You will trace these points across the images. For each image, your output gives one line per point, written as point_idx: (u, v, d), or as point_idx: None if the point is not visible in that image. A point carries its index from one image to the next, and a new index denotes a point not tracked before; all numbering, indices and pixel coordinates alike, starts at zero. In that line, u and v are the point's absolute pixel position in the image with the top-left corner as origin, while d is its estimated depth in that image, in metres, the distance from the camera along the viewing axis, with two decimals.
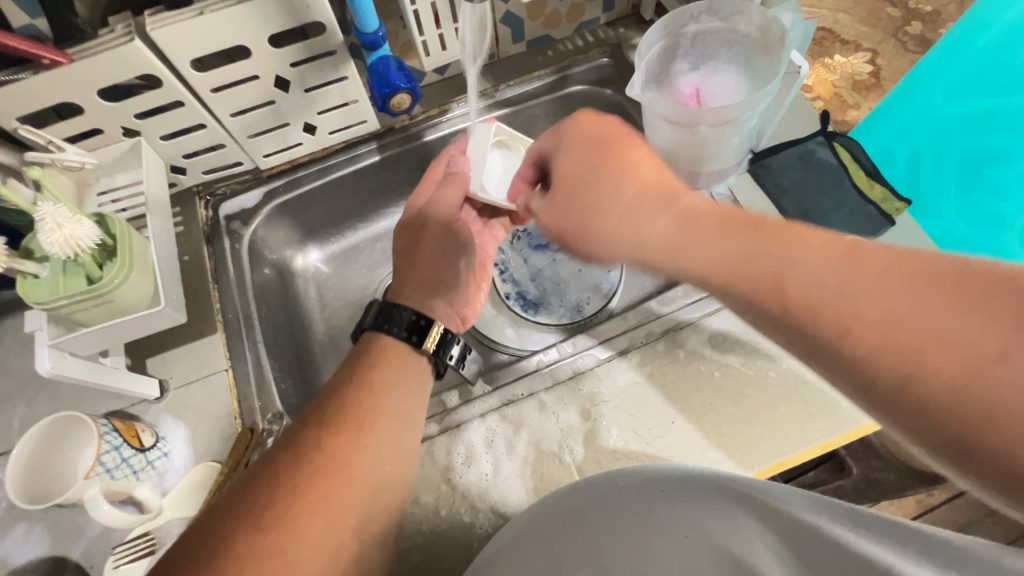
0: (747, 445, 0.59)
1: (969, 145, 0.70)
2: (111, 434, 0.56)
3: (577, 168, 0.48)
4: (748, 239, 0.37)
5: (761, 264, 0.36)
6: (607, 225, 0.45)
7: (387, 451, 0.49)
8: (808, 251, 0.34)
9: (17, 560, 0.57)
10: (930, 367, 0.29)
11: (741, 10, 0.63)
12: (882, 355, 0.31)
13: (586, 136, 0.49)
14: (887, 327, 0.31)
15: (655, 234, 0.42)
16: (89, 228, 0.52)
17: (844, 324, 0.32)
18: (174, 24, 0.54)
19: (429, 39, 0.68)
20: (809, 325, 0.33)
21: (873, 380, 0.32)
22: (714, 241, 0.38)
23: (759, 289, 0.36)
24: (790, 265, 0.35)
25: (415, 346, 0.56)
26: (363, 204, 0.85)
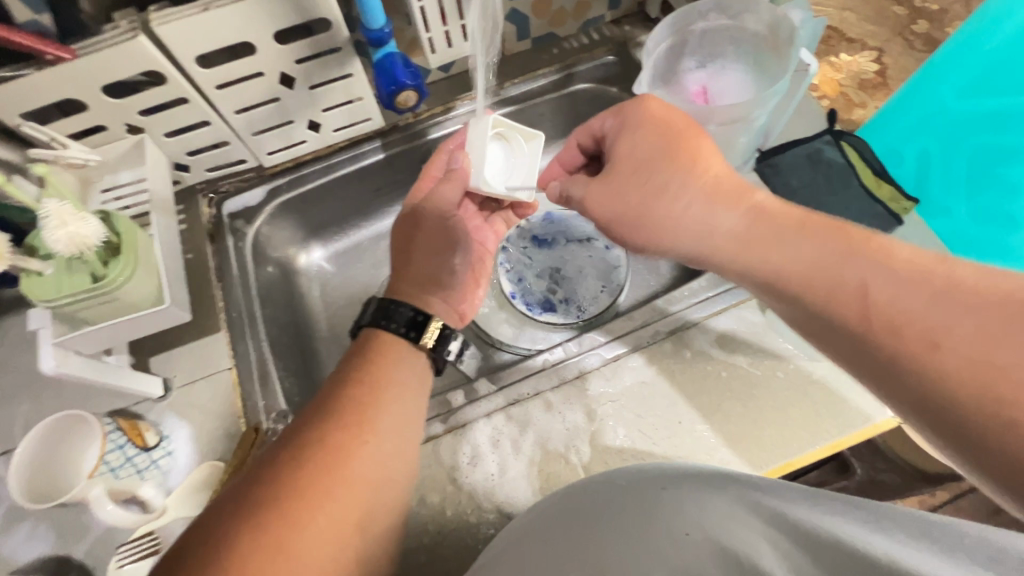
0: (754, 446, 0.59)
1: (978, 146, 0.69)
2: (116, 433, 0.58)
3: (641, 167, 0.50)
4: (821, 239, 0.40)
5: (840, 273, 0.38)
6: (680, 224, 0.47)
7: (391, 447, 0.48)
8: (886, 268, 0.37)
9: (20, 559, 0.57)
10: (1017, 388, 0.29)
11: (750, 8, 0.63)
12: (963, 362, 0.31)
13: (654, 137, 0.50)
14: (972, 344, 0.32)
15: (726, 234, 0.45)
16: (94, 225, 0.52)
17: (927, 332, 0.33)
18: (179, 20, 0.53)
19: (435, 36, 0.67)
20: (887, 337, 0.35)
21: (954, 389, 0.32)
22: (789, 245, 0.42)
23: (831, 291, 0.38)
24: (862, 264, 0.37)
25: (413, 342, 0.56)
26: (367, 203, 0.85)
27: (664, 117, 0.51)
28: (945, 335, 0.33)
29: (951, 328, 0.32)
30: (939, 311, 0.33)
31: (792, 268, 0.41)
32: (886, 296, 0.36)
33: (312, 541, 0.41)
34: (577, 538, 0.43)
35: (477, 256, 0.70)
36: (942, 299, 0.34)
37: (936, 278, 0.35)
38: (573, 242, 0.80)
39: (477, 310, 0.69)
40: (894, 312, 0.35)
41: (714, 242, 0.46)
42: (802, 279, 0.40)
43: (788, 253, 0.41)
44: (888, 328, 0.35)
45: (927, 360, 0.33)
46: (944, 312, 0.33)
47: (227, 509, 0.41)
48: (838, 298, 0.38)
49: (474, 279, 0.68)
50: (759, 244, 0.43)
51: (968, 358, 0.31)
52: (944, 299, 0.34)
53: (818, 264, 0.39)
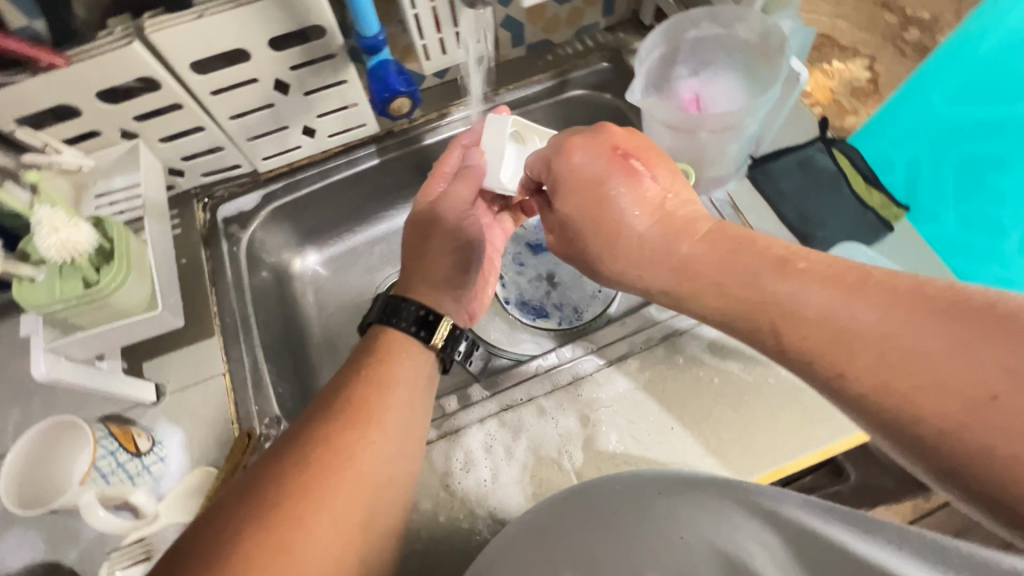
0: (746, 451, 0.59)
1: (966, 153, 0.70)
2: (107, 439, 0.56)
3: (574, 201, 0.49)
4: (750, 272, 0.39)
5: (766, 304, 0.37)
6: (625, 261, 0.47)
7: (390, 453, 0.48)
8: (806, 288, 0.36)
9: (10, 566, 0.57)
10: (924, 407, 0.30)
11: (742, 17, 0.64)
12: (876, 394, 0.32)
13: (580, 169, 0.49)
14: (884, 367, 0.31)
15: (660, 275, 0.45)
16: (86, 232, 0.52)
17: (837, 366, 0.33)
18: (173, 27, 0.54)
19: (430, 43, 0.68)
20: (809, 367, 0.35)
21: (881, 412, 0.32)
22: (721, 276, 0.40)
23: (760, 329, 0.38)
24: (781, 299, 0.36)
25: (423, 341, 0.56)
26: (362, 207, 0.85)
27: (583, 141, 0.50)
28: (856, 366, 0.32)
29: (864, 357, 0.32)
30: (853, 339, 0.33)
31: (723, 309, 0.40)
32: (806, 334, 0.35)
33: (309, 545, 0.41)
34: (565, 541, 0.43)
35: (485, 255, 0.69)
36: (857, 324, 0.33)
37: (852, 284, 0.34)
38: None
39: (486, 310, 0.68)
40: (814, 349, 0.34)
41: (655, 285, 0.45)
42: (738, 322, 0.40)
43: (719, 293, 0.41)
44: (811, 365, 0.35)
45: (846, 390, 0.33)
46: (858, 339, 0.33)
47: (221, 513, 0.41)
48: (769, 340, 0.37)
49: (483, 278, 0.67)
50: (692, 283, 0.42)
51: (880, 388, 0.31)
52: (856, 327, 0.33)
53: (744, 298, 0.39)
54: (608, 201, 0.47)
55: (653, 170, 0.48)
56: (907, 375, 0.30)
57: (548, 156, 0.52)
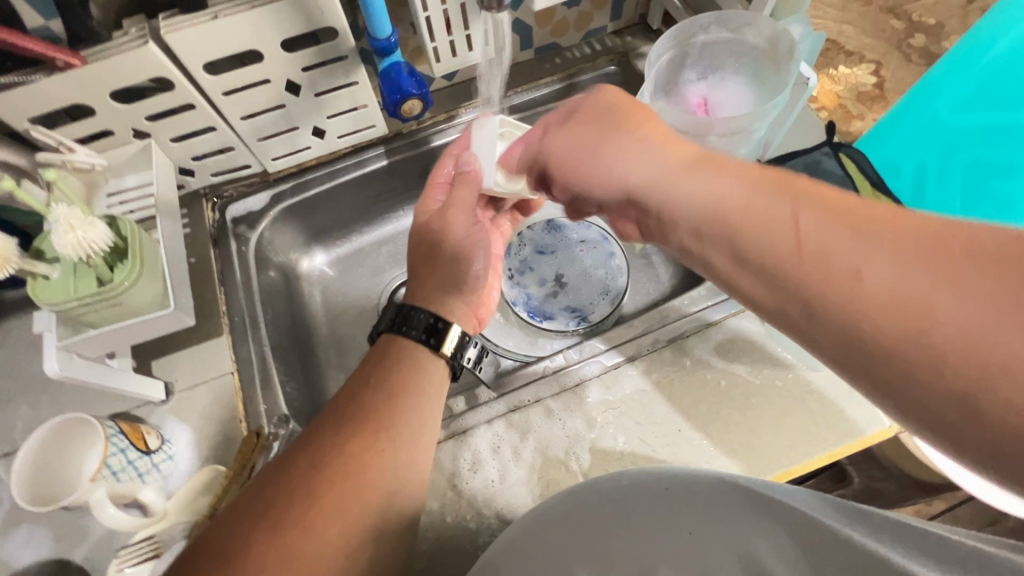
0: (754, 453, 0.60)
1: (972, 159, 0.70)
2: (117, 436, 0.56)
3: (598, 114, 0.46)
4: (766, 181, 0.35)
5: (771, 210, 0.33)
6: (621, 161, 0.42)
7: (404, 451, 0.48)
8: (821, 203, 0.32)
9: (19, 563, 0.57)
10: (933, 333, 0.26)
11: (751, 22, 0.64)
12: (898, 304, 0.27)
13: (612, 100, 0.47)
14: (899, 283, 0.27)
15: (647, 178, 0.40)
16: (101, 230, 0.52)
17: (855, 270, 0.29)
18: (188, 28, 0.54)
19: (440, 45, 0.68)
20: (809, 280, 0.30)
21: (880, 334, 0.28)
22: (718, 181, 0.36)
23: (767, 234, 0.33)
24: (790, 207, 0.32)
25: (433, 348, 0.56)
26: (369, 208, 0.85)
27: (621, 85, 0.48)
28: (881, 274, 0.28)
29: (892, 265, 0.28)
30: (873, 257, 0.29)
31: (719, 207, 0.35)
32: (828, 236, 0.30)
33: (314, 543, 0.41)
34: (572, 537, 0.43)
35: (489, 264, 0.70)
36: (886, 238, 0.29)
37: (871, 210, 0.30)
38: (573, 247, 0.81)
39: (489, 317, 0.70)
40: (830, 253, 0.30)
41: (646, 182, 0.40)
42: (736, 223, 0.34)
43: (721, 189, 0.35)
44: (819, 275, 0.30)
45: (856, 303, 0.29)
46: (890, 250, 0.28)
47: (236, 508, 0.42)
48: (775, 240, 0.32)
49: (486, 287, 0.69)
50: (684, 188, 0.37)
51: (909, 297, 0.27)
52: (870, 244, 0.29)
53: (753, 200, 0.34)
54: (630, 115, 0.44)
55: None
56: (933, 279, 0.27)
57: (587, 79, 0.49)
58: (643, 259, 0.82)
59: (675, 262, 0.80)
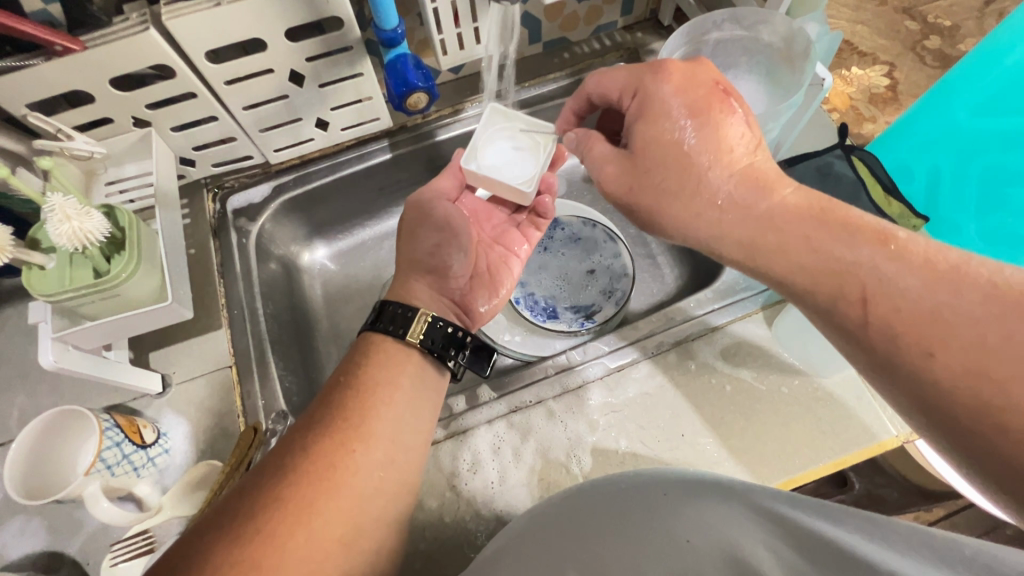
0: (758, 459, 0.59)
1: (988, 165, 0.68)
2: (113, 430, 0.55)
3: (662, 135, 0.47)
4: (848, 243, 0.39)
5: (849, 272, 0.38)
6: (701, 201, 0.46)
7: (380, 448, 0.48)
8: (903, 266, 0.37)
9: (11, 554, 0.57)
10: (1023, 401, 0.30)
11: (765, 19, 0.63)
12: (960, 374, 0.32)
13: (672, 103, 0.48)
14: (979, 353, 0.32)
15: (740, 228, 0.44)
16: (98, 220, 0.51)
17: (932, 345, 0.34)
18: (189, 15, 0.53)
19: (448, 37, 0.67)
20: (892, 345, 0.36)
21: (959, 394, 0.32)
22: (804, 242, 0.41)
23: (843, 298, 0.39)
24: (881, 271, 0.37)
25: (401, 339, 0.54)
26: (372, 203, 0.84)
27: (685, 80, 0.48)
28: (947, 350, 0.33)
29: (962, 339, 0.33)
30: (955, 326, 0.33)
31: (809, 274, 0.40)
32: (904, 306, 0.36)
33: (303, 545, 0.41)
34: (567, 542, 0.42)
35: (497, 256, 0.69)
36: (959, 308, 0.34)
37: (948, 275, 0.35)
38: (577, 248, 0.79)
39: (496, 311, 0.67)
40: (901, 324, 0.35)
41: (729, 237, 0.45)
42: (810, 254, 0.41)
43: (808, 255, 0.41)
44: (894, 340, 0.36)
45: (928, 375, 0.34)
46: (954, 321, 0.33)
47: (237, 506, 0.42)
48: (851, 311, 0.38)
49: (490, 276, 0.67)
50: (770, 245, 0.43)
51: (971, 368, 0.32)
52: (954, 310, 0.34)
53: (835, 265, 0.39)
54: (698, 141, 0.46)
55: (748, 116, 0.47)
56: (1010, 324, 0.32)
57: (640, 80, 0.50)
58: (649, 259, 0.82)
59: (680, 263, 0.80)
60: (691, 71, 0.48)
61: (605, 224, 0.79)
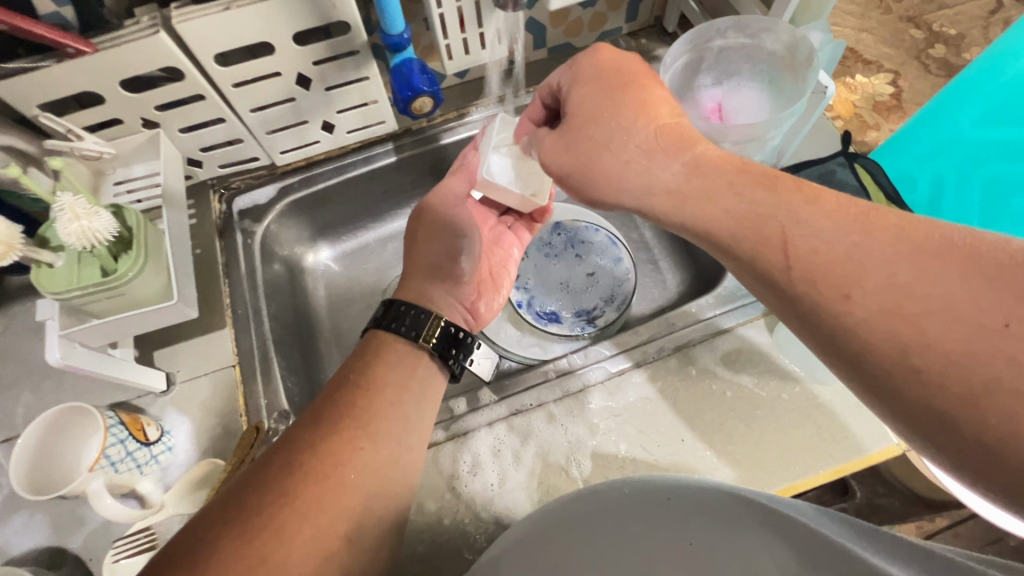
0: (758, 466, 0.59)
1: (991, 176, 0.68)
2: (117, 427, 0.56)
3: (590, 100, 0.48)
4: (763, 189, 0.38)
5: (767, 220, 0.37)
6: (626, 160, 0.45)
7: (387, 448, 0.48)
8: (818, 209, 0.35)
9: (15, 550, 0.57)
10: (937, 335, 0.29)
11: (769, 28, 0.63)
12: (881, 314, 0.31)
13: (608, 63, 0.49)
14: (891, 292, 0.31)
15: (667, 179, 0.43)
16: (107, 220, 0.52)
17: (847, 286, 0.32)
18: (199, 18, 0.54)
19: (454, 43, 0.67)
20: (810, 289, 0.34)
21: (878, 335, 0.31)
22: (726, 189, 0.40)
23: (766, 246, 0.36)
24: (798, 214, 0.35)
25: (412, 341, 0.55)
26: (376, 205, 0.85)
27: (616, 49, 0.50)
28: (866, 288, 0.31)
29: (878, 277, 0.31)
30: (868, 265, 0.32)
31: (726, 220, 0.39)
32: (820, 247, 0.34)
33: (306, 539, 0.41)
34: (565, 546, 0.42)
35: (498, 260, 0.71)
36: (870, 247, 0.32)
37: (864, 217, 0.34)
38: (580, 251, 0.80)
39: (498, 311, 0.69)
40: (819, 267, 0.33)
41: (657, 187, 0.43)
42: (730, 202, 0.39)
43: (733, 201, 0.39)
44: (810, 284, 0.34)
45: (847, 318, 0.32)
46: (869, 259, 0.32)
47: (242, 497, 0.42)
48: (773, 258, 0.36)
49: (492, 282, 0.69)
50: (693, 196, 0.41)
51: (891, 308, 0.30)
52: (866, 248, 0.32)
53: (754, 207, 0.38)
54: (624, 102, 0.46)
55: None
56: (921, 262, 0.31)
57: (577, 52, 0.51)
58: (651, 264, 0.82)
59: (682, 269, 0.80)
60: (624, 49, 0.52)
61: (608, 227, 0.80)
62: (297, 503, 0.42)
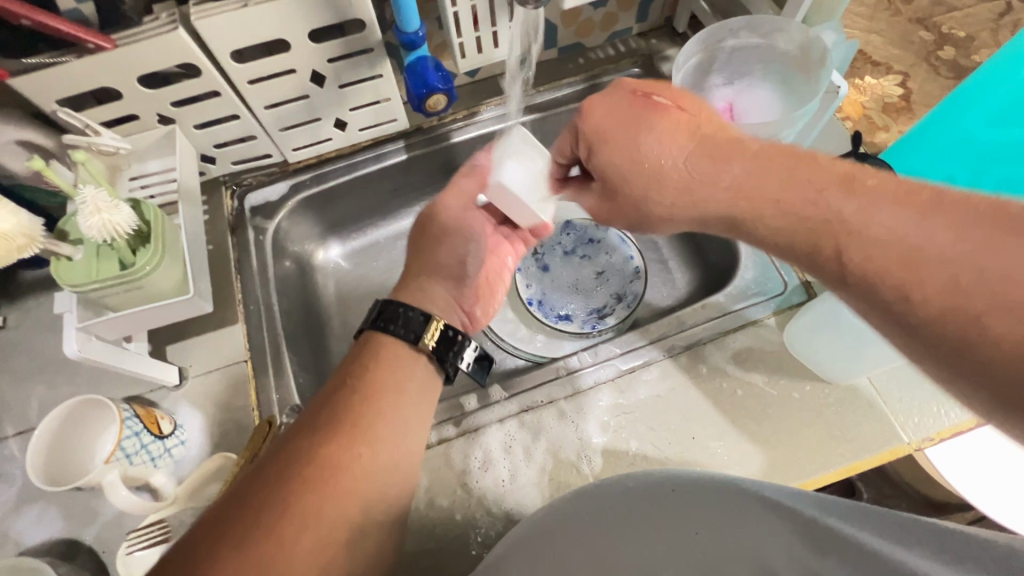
0: (768, 464, 0.59)
1: (1004, 177, 0.68)
2: (132, 420, 0.56)
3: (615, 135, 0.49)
4: (810, 192, 0.39)
5: (821, 226, 0.38)
6: (670, 186, 0.46)
7: (385, 452, 0.48)
8: (877, 204, 0.36)
9: (30, 541, 0.58)
10: (1002, 330, 0.29)
11: (782, 28, 0.64)
12: (946, 315, 0.32)
13: (605, 121, 0.50)
14: (954, 289, 0.31)
15: (717, 194, 0.44)
16: (127, 213, 0.52)
17: (909, 288, 0.33)
18: (218, 15, 0.54)
19: (467, 41, 0.68)
20: (874, 290, 0.35)
21: (946, 333, 0.32)
22: (777, 192, 0.41)
23: (823, 253, 0.38)
24: (851, 216, 0.36)
25: (412, 344, 0.54)
26: (387, 203, 0.85)
27: (607, 97, 0.51)
28: (927, 288, 0.32)
29: (940, 276, 0.32)
30: (929, 265, 0.32)
31: (783, 229, 0.40)
32: (876, 250, 0.35)
33: (307, 551, 0.41)
34: (581, 540, 0.42)
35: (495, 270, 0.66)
36: (933, 245, 0.33)
37: (927, 205, 0.34)
38: (591, 249, 0.80)
39: (491, 320, 0.67)
40: (879, 270, 0.35)
41: (708, 202, 0.45)
42: (784, 209, 0.40)
43: (783, 207, 0.40)
44: (874, 289, 0.35)
45: (913, 318, 0.33)
46: (928, 259, 0.33)
47: (246, 502, 0.42)
48: (833, 263, 0.37)
49: (487, 288, 0.66)
50: (744, 212, 0.43)
51: (956, 307, 0.31)
52: (929, 247, 0.33)
53: (807, 216, 0.39)
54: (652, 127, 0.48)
55: (679, 103, 0.50)
56: (987, 254, 0.31)
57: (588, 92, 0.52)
58: (661, 264, 0.82)
59: (691, 268, 0.81)
60: (613, 88, 0.52)
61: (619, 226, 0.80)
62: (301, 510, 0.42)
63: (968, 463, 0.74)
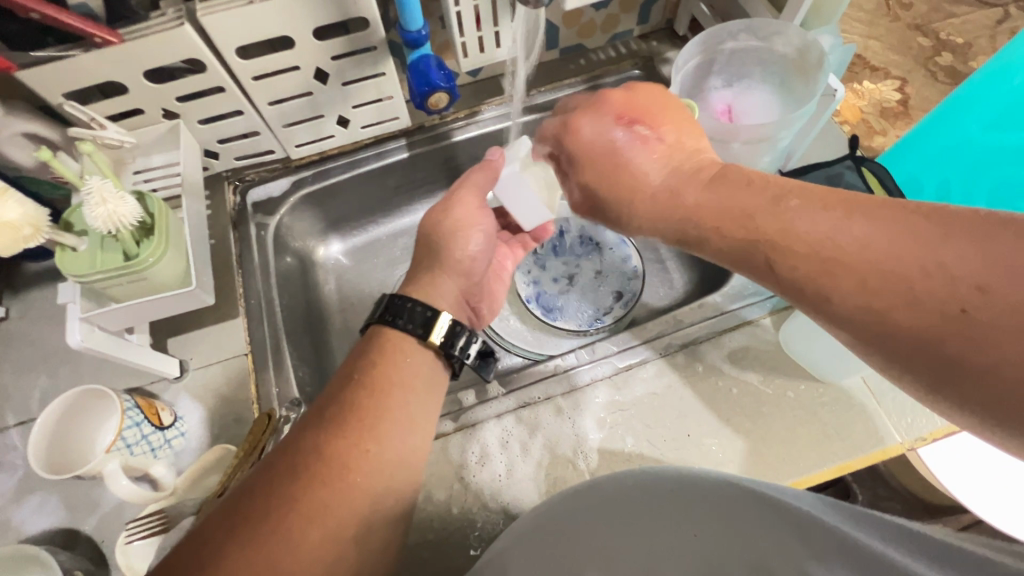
0: (765, 460, 0.59)
1: (998, 181, 0.68)
2: (133, 410, 0.57)
3: (599, 141, 0.54)
4: (743, 210, 0.43)
5: (753, 232, 0.41)
6: (639, 212, 0.51)
7: (392, 451, 0.47)
8: (802, 212, 0.39)
9: (30, 529, 0.58)
10: (909, 322, 0.32)
11: (780, 31, 0.64)
12: (862, 313, 0.35)
13: (591, 143, 0.55)
14: (868, 286, 0.34)
15: (671, 207, 0.48)
16: (132, 205, 0.53)
17: (827, 288, 0.36)
18: (224, 11, 0.55)
19: (469, 41, 0.69)
20: (803, 288, 0.38)
21: (864, 323, 0.35)
22: (720, 203, 0.44)
23: (755, 255, 0.41)
24: (778, 226, 0.40)
25: (419, 339, 0.54)
26: (388, 200, 0.86)
27: (592, 117, 0.55)
28: (843, 287, 0.35)
29: (854, 273, 0.35)
30: (845, 266, 0.35)
31: (725, 239, 0.44)
32: (799, 258, 0.38)
33: (313, 546, 0.41)
34: (578, 535, 0.42)
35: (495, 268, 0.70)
36: (847, 245, 0.36)
37: (847, 209, 0.37)
38: (590, 247, 0.81)
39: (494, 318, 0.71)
40: (802, 271, 0.38)
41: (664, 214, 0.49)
42: (722, 220, 0.44)
43: (724, 218, 0.44)
44: (802, 290, 0.38)
45: (836, 315, 0.36)
46: (844, 259, 0.35)
47: (252, 499, 0.42)
48: (766, 266, 0.41)
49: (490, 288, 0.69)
50: (694, 229, 0.46)
51: (866, 305, 0.34)
52: (839, 251, 0.36)
53: (741, 230, 0.42)
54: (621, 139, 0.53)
55: (654, 125, 0.53)
56: (892, 249, 0.34)
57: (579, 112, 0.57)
58: (658, 264, 0.82)
59: (689, 269, 0.81)
60: (599, 107, 0.56)
61: None
62: (305, 508, 0.42)
63: (962, 466, 0.75)
